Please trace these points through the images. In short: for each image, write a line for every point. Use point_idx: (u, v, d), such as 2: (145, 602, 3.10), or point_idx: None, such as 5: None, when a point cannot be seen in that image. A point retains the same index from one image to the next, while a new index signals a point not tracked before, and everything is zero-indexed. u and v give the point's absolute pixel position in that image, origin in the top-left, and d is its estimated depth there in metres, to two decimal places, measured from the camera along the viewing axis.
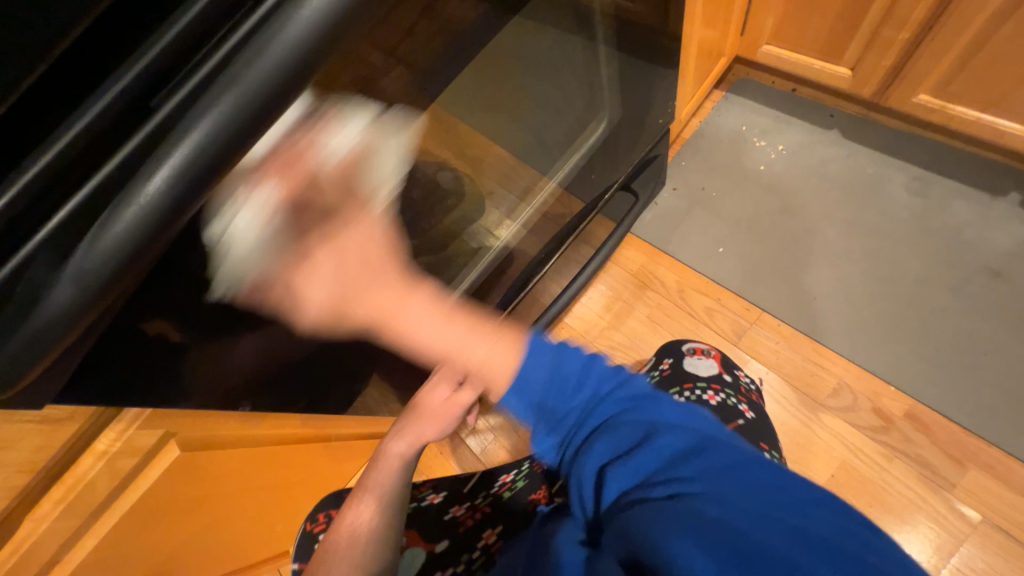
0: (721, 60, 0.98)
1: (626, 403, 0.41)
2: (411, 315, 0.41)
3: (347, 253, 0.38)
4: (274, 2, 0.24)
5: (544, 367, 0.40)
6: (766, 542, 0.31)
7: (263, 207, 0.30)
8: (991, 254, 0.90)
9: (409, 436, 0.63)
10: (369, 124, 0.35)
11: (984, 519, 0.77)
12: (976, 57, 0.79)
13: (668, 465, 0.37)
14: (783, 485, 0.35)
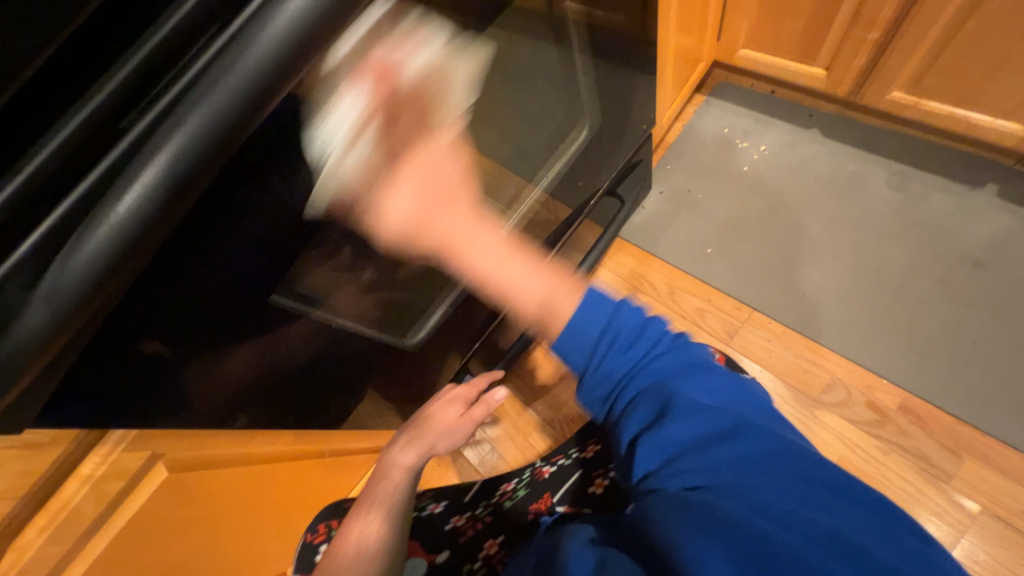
0: (699, 65, 1.00)
1: (673, 369, 0.39)
2: (481, 241, 0.42)
3: (426, 178, 0.41)
4: (240, 24, 0.25)
5: (600, 312, 0.39)
6: (792, 546, 0.31)
7: (359, 142, 0.35)
8: (974, 244, 0.91)
9: (421, 443, 0.66)
10: (442, 51, 0.40)
11: (984, 509, 0.77)
12: (944, 52, 0.81)
13: (701, 448, 0.35)
14: (814, 480, 0.34)
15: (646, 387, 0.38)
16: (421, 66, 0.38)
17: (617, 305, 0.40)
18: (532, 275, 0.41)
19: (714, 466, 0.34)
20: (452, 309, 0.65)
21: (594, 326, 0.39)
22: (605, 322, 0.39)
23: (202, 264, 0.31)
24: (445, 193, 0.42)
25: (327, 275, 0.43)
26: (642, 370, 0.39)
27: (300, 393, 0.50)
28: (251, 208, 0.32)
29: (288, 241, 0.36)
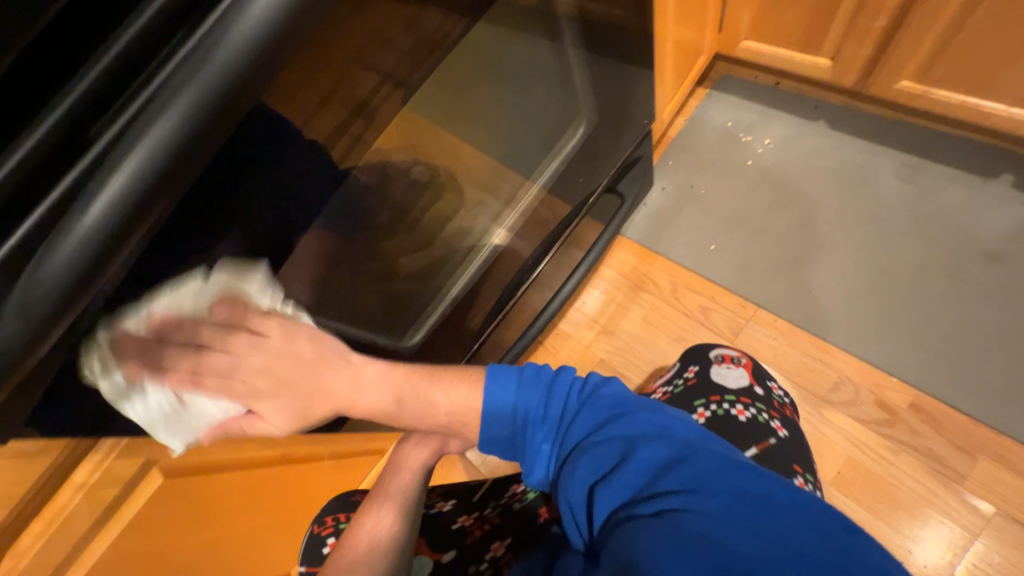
0: (701, 58, 0.98)
1: (605, 415, 0.45)
2: (359, 373, 0.51)
3: (229, 380, 0.42)
4: (205, 24, 0.25)
5: (505, 396, 0.48)
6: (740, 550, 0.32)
7: (203, 412, 0.40)
8: (988, 238, 0.88)
9: (433, 441, 0.68)
10: (221, 287, 0.36)
11: (999, 511, 0.75)
12: (954, 39, 0.78)
13: (649, 481, 0.39)
14: (748, 490, 0.36)
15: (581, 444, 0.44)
16: (220, 287, 0.36)
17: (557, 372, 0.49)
18: (424, 398, 0.53)
19: (666, 494, 0.37)
20: (449, 311, 0.64)
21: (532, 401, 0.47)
22: (512, 407, 0.48)
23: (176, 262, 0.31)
24: (291, 367, 0.47)
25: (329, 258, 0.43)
26: (586, 419, 0.45)
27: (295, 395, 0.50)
28: (229, 208, 0.32)
29: (271, 236, 0.36)
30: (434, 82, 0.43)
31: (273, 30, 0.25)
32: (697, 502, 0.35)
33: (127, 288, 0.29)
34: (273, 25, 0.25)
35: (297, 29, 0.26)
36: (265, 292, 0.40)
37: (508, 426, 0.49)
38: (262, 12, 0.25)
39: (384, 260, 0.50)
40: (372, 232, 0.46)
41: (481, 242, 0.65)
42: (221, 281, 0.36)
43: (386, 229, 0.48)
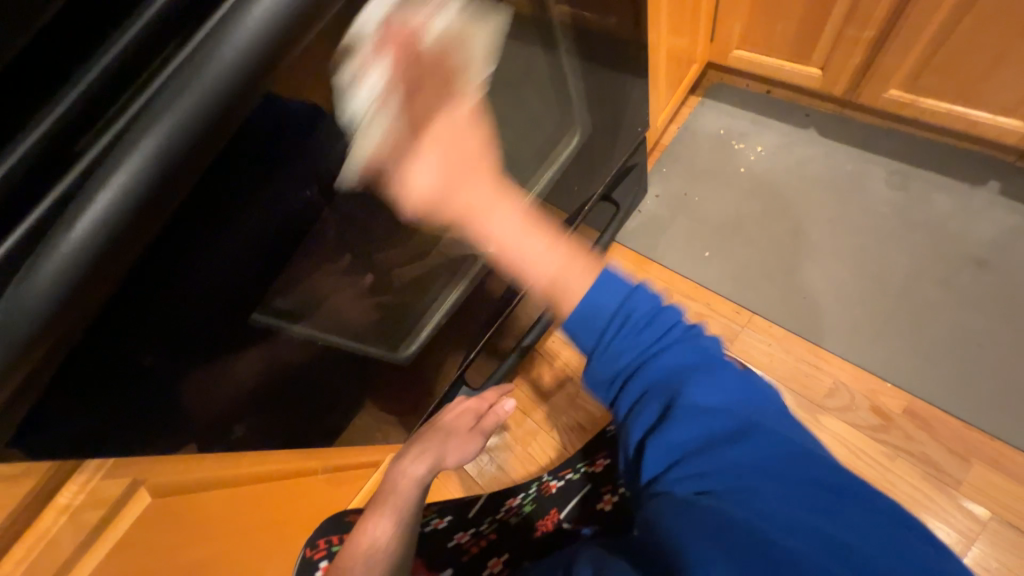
0: (693, 66, 0.98)
1: (685, 361, 0.36)
2: (489, 198, 0.41)
3: (449, 147, 0.40)
4: (197, 40, 0.24)
5: (610, 299, 0.37)
6: (793, 550, 0.30)
7: (376, 122, 0.35)
8: (977, 243, 0.89)
9: (433, 452, 0.69)
10: (456, 18, 0.38)
11: (994, 515, 0.75)
12: (940, 50, 0.80)
13: (708, 452, 0.33)
14: (815, 483, 0.33)
15: (655, 384, 0.36)
16: (454, 20, 0.38)
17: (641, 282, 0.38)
18: (548, 248, 0.40)
19: (718, 473, 0.33)
20: (445, 320, 0.64)
21: (607, 310, 0.37)
22: (615, 309, 0.37)
23: (173, 292, 0.29)
24: (468, 152, 0.41)
25: (330, 278, 0.42)
26: (654, 361, 0.36)
27: (294, 410, 0.50)
28: (229, 229, 0.30)
29: (270, 257, 0.34)
30: None
31: (266, 43, 0.25)
32: (755, 485, 0.32)
33: (118, 318, 0.27)
34: (265, 42, 0.25)
35: (292, 44, 0.26)
36: (483, 44, 0.43)
37: (592, 330, 0.37)
38: (253, 27, 0.24)
39: (381, 271, 0.49)
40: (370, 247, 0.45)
41: None
42: (458, 7, 0.37)
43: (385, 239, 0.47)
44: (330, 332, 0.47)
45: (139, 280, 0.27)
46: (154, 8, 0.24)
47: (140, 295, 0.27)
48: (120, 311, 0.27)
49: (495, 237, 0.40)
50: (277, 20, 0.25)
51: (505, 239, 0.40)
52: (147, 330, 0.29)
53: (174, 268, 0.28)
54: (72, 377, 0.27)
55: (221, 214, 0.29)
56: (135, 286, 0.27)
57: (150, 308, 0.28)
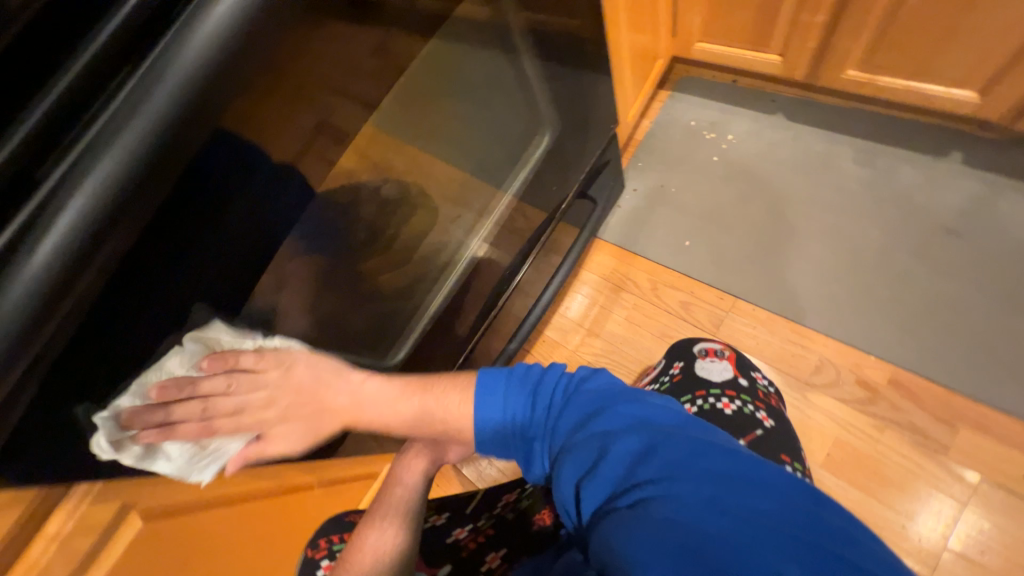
0: (658, 61, 1.01)
1: (585, 415, 0.41)
2: (367, 389, 0.49)
3: (273, 402, 0.47)
4: (150, 61, 0.26)
5: (493, 410, 0.45)
6: (729, 541, 0.30)
7: (215, 460, 0.43)
8: (946, 214, 0.91)
9: (436, 450, 0.67)
10: None
11: (984, 478, 0.76)
12: (890, 29, 0.82)
13: (629, 473, 0.36)
14: (738, 475, 0.34)
15: (568, 443, 0.40)
16: None
17: (502, 402, 0.45)
18: (423, 408, 0.49)
19: (645, 486, 0.34)
20: (430, 326, 0.64)
21: (493, 423, 0.45)
22: (499, 422, 0.44)
23: (145, 309, 0.30)
24: (301, 376, 0.47)
25: (302, 294, 0.43)
26: (557, 434, 0.42)
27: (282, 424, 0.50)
28: (202, 242, 0.31)
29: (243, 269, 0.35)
30: (392, 101, 0.42)
31: (213, 65, 0.26)
32: (676, 488, 0.33)
33: (95, 331, 0.28)
34: (218, 59, 0.26)
35: (246, 61, 0.28)
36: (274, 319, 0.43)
37: (493, 439, 0.45)
38: (204, 45, 0.26)
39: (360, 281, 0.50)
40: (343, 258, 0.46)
41: (462, 250, 0.66)
42: (190, 355, 0.37)
43: (361, 248, 0.49)
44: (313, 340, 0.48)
45: (111, 294, 0.28)
46: (103, 37, 0.25)
47: (110, 313, 0.28)
48: (90, 331, 0.28)
49: (382, 421, 0.51)
50: (223, 42, 0.26)
51: (389, 418, 0.50)
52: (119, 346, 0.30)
53: (145, 287, 0.29)
54: (49, 398, 0.28)
55: (187, 232, 0.30)
56: (104, 305, 0.28)
57: (120, 326, 0.29)
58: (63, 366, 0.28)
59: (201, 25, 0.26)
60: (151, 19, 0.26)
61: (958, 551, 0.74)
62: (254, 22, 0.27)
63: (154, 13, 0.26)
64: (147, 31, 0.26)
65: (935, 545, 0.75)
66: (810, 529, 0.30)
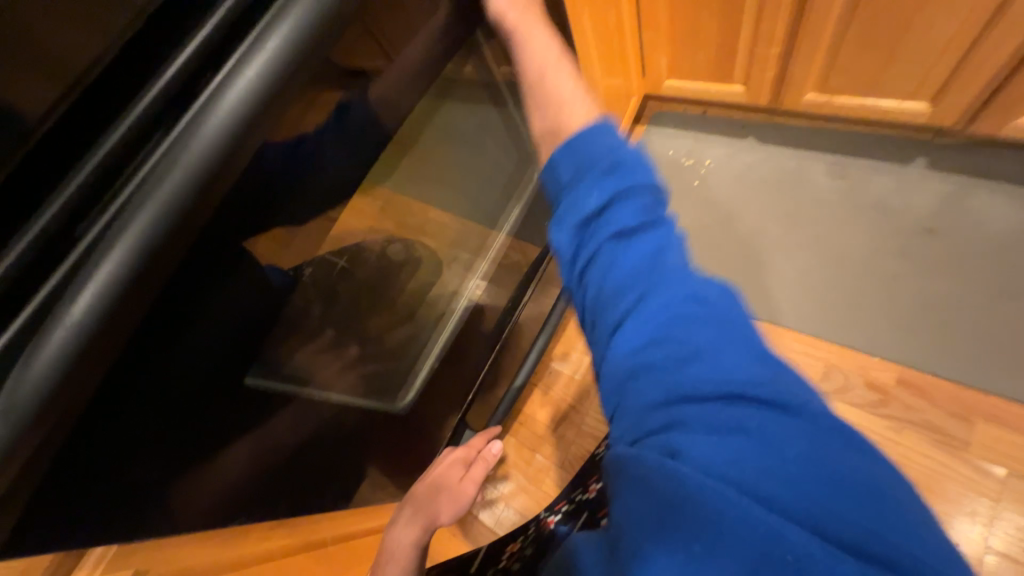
0: (632, 99, 1.09)
1: (641, 270, 0.32)
2: (535, 33, 0.50)
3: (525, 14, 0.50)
4: (181, 126, 0.28)
5: (601, 145, 0.36)
6: (743, 509, 0.26)
7: None
8: (921, 214, 0.96)
9: (428, 513, 0.77)
10: None
11: (1012, 472, 0.75)
12: (839, 54, 0.90)
13: (646, 383, 0.30)
14: (773, 420, 0.28)
15: (608, 296, 0.33)
16: None
17: (620, 154, 0.35)
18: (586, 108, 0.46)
19: (657, 413, 0.29)
20: (439, 365, 0.65)
21: (597, 166, 0.35)
22: (611, 163, 0.35)
23: (177, 359, 0.31)
24: (532, 25, 0.50)
25: (314, 355, 0.45)
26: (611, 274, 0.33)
27: (300, 477, 0.49)
28: (223, 293, 0.33)
29: (260, 319, 0.37)
30: (388, 156, 0.45)
31: (244, 116, 0.28)
32: (691, 435, 0.28)
33: (123, 391, 0.28)
34: (242, 118, 0.29)
35: (268, 120, 0.30)
36: None
37: (574, 200, 0.35)
38: (228, 107, 0.28)
39: (366, 339, 0.53)
40: (354, 314, 0.50)
41: (459, 296, 0.68)
42: None
43: (369, 299, 0.51)
44: (328, 390, 0.48)
45: (138, 349, 0.28)
46: (144, 104, 0.28)
47: (140, 367, 0.29)
48: (126, 381, 0.28)
49: (533, 59, 0.50)
50: (252, 97, 0.29)
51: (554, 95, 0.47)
52: (155, 397, 0.30)
53: (173, 331, 0.30)
54: (83, 457, 0.28)
55: (213, 274, 0.31)
56: (132, 361, 0.28)
57: (155, 374, 0.30)
58: (100, 422, 0.28)
59: (232, 85, 0.28)
60: (185, 87, 0.29)
61: (1001, 552, 0.71)
62: (280, 79, 0.30)
63: (187, 81, 0.29)
64: (182, 98, 0.29)
65: (976, 548, 0.72)
66: (828, 493, 0.26)
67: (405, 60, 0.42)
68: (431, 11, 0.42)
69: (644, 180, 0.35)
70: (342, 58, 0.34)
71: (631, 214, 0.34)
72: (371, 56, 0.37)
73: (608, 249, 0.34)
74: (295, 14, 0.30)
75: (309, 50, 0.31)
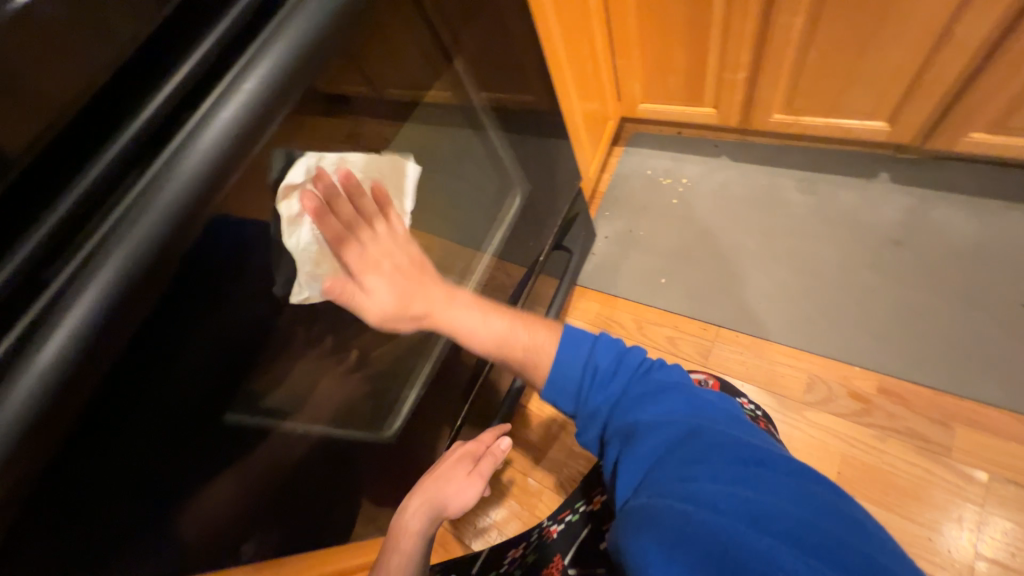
0: (609, 123, 1.12)
1: (646, 396, 0.47)
2: (453, 313, 0.54)
3: (396, 283, 0.50)
4: (158, 165, 0.28)
5: (579, 357, 0.52)
6: (735, 530, 0.33)
7: (320, 270, 0.42)
8: (888, 226, 0.99)
9: (431, 505, 0.69)
10: (361, 167, 0.43)
11: (993, 476, 0.76)
12: (801, 78, 0.95)
13: (664, 455, 0.41)
14: (752, 467, 0.37)
15: (627, 420, 0.46)
16: None
17: (594, 342, 0.53)
18: (508, 324, 0.56)
19: (670, 471, 0.39)
20: (426, 391, 0.65)
21: (576, 370, 0.52)
22: (586, 362, 0.52)
23: (155, 400, 0.30)
24: (411, 271, 0.51)
25: (318, 360, 0.44)
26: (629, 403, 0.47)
27: (288, 512, 0.47)
28: (208, 326, 0.32)
29: (246, 351, 0.36)
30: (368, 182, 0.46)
31: (220, 158, 0.29)
32: (697, 480, 0.37)
33: (100, 432, 0.27)
34: (220, 158, 0.29)
35: (244, 157, 0.30)
36: (406, 184, 0.49)
37: (572, 379, 0.51)
38: (205, 147, 0.29)
39: (365, 347, 0.52)
40: (351, 325, 0.48)
41: None
42: (361, 165, 0.43)
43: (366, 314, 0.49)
44: (318, 413, 0.47)
45: (115, 390, 0.27)
46: (118, 145, 0.28)
47: (117, 407, 0.28)
48: (98, 427, 0.27)
49: (469, 338, 0.55)
50: (229, 139, 0.29)
51: (479, 340, 0.55)
52: (133, 440, 0.29)
53: (153, 370, 0.29)
54: (51, 510, 0.26)
55: (193, 310, 0.31)
56: (106, 403, 0.27)
57: (129, 418, 0.29)
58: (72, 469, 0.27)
59: (207, 126, 0.29)
60: (161, 127, 0.29)
61: (991, 558, 0.72)
62: (256, 120, 0.30)
63: (163, 122, 0.29)
64: (158, 137, 0.29)
65: (966, 555, 0.72)
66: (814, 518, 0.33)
67: (384, 91, 0.42)
68: (406, 43, 0.43)
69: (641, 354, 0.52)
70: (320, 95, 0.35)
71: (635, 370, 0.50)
72: (353, 85, 0.38)
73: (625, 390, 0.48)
74: (271, 57, 0.31)
75: (287, 89, 0.31)
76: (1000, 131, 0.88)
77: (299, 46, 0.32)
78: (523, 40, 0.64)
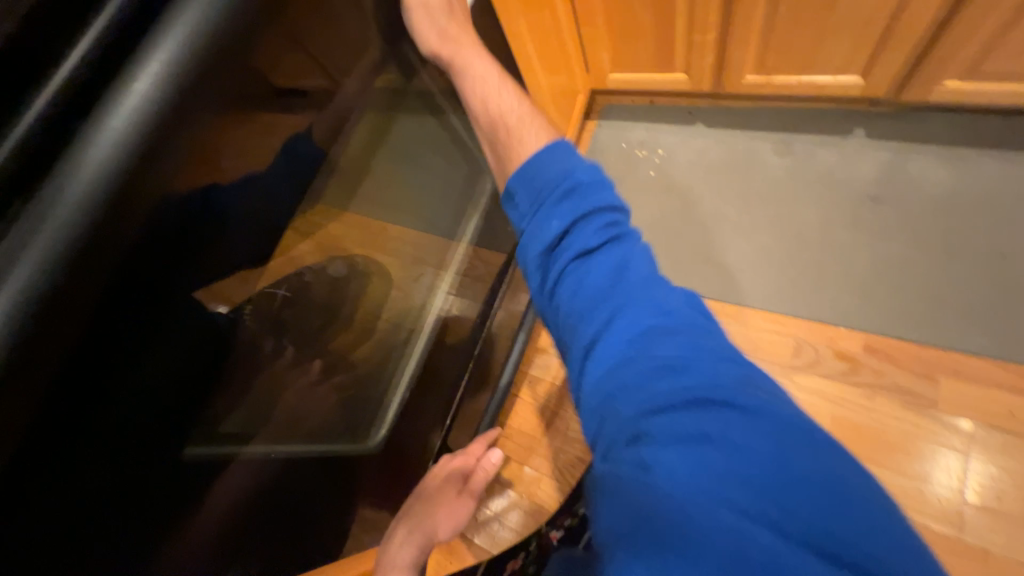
0: (579, 96, 1.08)
1: (605, 283, 0.35)
2: (473, 70, 0.49)
3: (437, 19, 0.47)
4: (47, 182, 0.24)
5: (552, 165, 0.39)
6: (718, 521, 0.26)
7: None
8: (866, 182, 0.99)
9: (421, 533, 0.70)
10: None
11: (978, 423, 0.78)
12: (772, 36, 0.92)
13: (618, 384, 0.32)
14: (744, 432, 0.28)
15: (575, 313, 0.35)
16: None
17: (571, 160, 0.39)
18: (515, 100, 0.49)
19: (637, 419, 0.31)
20: (409, 396, 0.62)
21: (545, 173, 0.39)
22: (559, 173, 0.39)
23: (97, 446, 0.27)
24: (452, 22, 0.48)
25: (280, 374, 0.42)
26: (579, 290, 0.36)
27: (283, 531, 0.46)
28: (147, 353, 0.29)
29: (200, 371, 0.33)
30: (326, 175, 0.41)
31: (103, 192, 0.24)
32: (665, 450, 0.29)
33: (39, 493, 0.24)
34: (125, 164, 0.25)
35: (160, 159, 0.26)
36: None
37: (525, 197, 0.39)
38: (103, 152, 0.24)
39: (330, 351, 0.49)
40: (320, 333, 0.47)
41: (427, 311, 0.65)
42: None
43: (322, 330, 0.47)
44: (286, 433, 0.45)
45: (46, 443, 0.24)
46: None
47: (54, 461, 0.25)
48: (15, 516, 0.23)
49: (483, 99, 0.49)
50: (111, 169, 0.24)
51: (489, 98, 0.49)
52: (81, 495, 0.26)
53: (91, 411, 0.26)
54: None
55: (127, 335, 0.27)
56: (37, 461, 0.24)
57: (70, 468, 0.26)
58: (16, 539, 0.24)
59: (81, 156, 0.24)
60: (48, 135, 0.24)
61: (978, 504, 0.74)
62: (147, 143, 0.25)
63: (49, 127, 0.24)
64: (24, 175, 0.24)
65: (955, 503, 0.74)
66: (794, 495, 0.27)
67: (327, 72, 0.38)
68: (356, 22, 0.39)
69: (603, 196, 0.38)
70: (231, 105, 0.29)
71: (595, 234, 0.37)
72: (294, 73, 0.34)
73: (573, 268, 0.36)
74: (160, 61, 0.25)
75: (200, 78, 0.27)
76: (971, 77, 0.87)
77: (190, 49, 0.26)
78: (482, 13, 0.59)
